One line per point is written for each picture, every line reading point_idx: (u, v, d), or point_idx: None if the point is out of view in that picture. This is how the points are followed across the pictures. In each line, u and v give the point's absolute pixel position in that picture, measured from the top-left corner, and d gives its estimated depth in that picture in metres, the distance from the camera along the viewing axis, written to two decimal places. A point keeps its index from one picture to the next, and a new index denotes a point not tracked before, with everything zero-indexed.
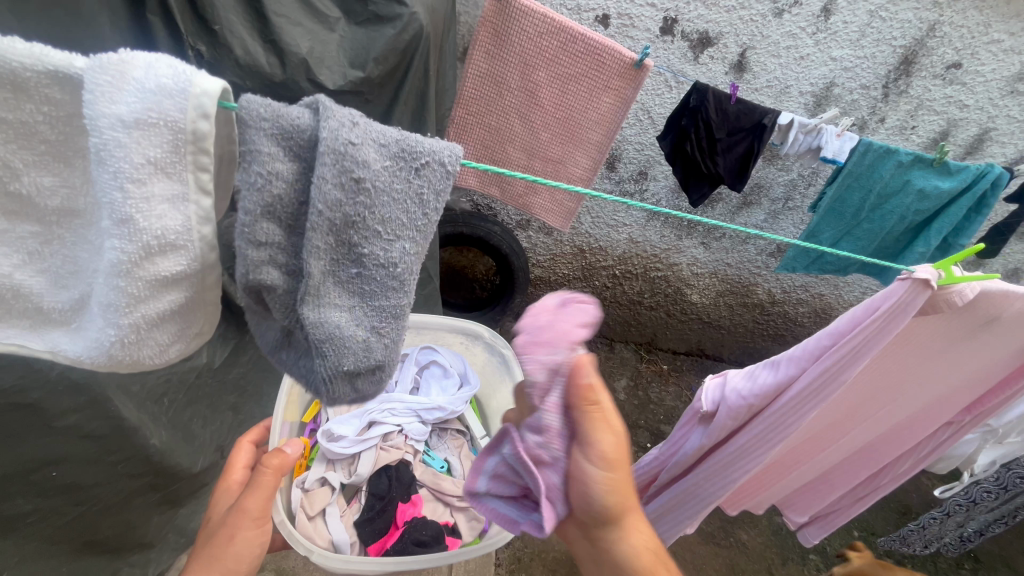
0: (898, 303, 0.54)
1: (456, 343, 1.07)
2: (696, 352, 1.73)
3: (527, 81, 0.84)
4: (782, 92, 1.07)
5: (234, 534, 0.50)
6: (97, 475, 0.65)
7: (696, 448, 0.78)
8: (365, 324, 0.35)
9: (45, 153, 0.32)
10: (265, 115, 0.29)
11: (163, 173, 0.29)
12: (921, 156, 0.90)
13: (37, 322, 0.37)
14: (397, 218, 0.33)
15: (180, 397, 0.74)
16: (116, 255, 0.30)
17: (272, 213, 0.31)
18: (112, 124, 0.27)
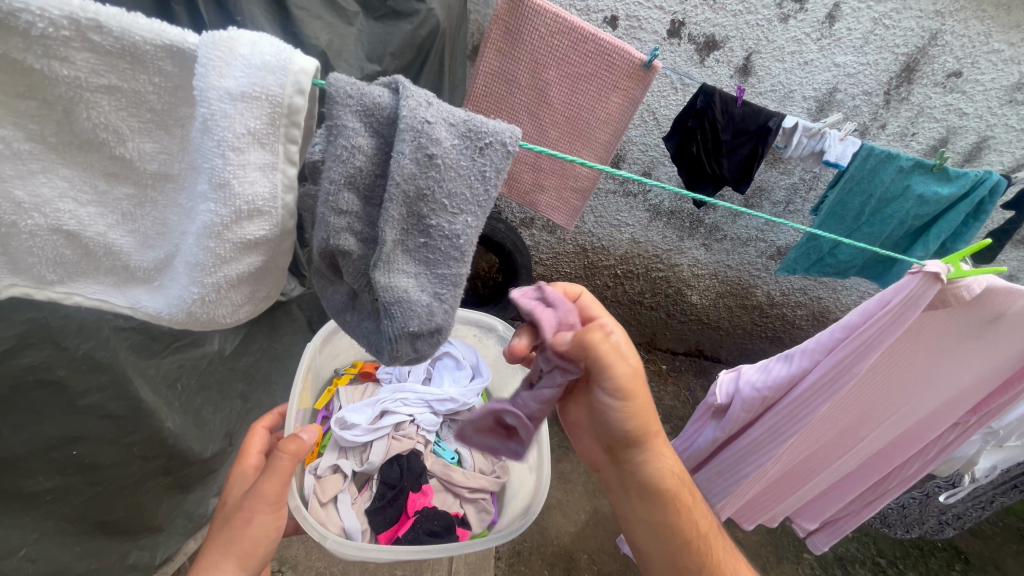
0: (909, 296, 0.56)
1: (469, 334, 1.09)
2: (694, 352, 1.74)
3: (538, 80, 0.85)
4: (786, 96, 1.09)
5: (251, 518, 0.50)
6: (113, 456, 0.66)
7: (710, 441, 0.83)
8: (426, 290, 0.39)
9: (150, 121, 0.35)
10: (351, 93, 0.33)
11: (259, 143, 0.32)
12: (920, 161, 0.92)
13: (121, 279, 0.42)
14: (461, 194, 0.36)
15: (193, 384, 0.74)
16: (210, 216, 0.34)
17: (353, 185, 0.35)
18: (220, 97, 0.30)
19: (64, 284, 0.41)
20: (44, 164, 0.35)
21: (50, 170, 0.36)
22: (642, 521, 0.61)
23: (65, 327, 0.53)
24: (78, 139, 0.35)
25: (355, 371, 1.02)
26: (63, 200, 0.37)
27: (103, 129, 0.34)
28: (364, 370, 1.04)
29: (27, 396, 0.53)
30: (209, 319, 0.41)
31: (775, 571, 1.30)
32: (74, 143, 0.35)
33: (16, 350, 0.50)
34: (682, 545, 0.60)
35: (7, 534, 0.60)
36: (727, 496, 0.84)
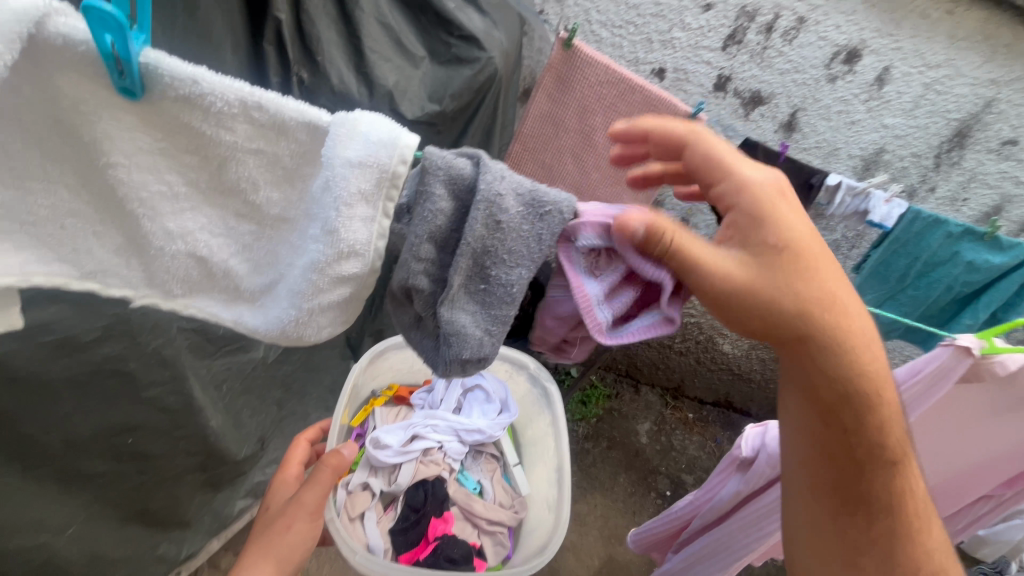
0: (942, 367, 0.57)
1: (501, 369, 1.08)
2: (723, 403, 1.68)
3: (584, 124, 0.90)
4: (831, 153, 1.11)
5: (291, 524, 0.54)
6: (163, 446, 0.70)
7: (733, 495, 0.78)
8: (480, 325, 0.42)
9: (280, 177, 0.39)
10: (440, 165, 0.38)
11: (364, 201, 0.36)
12: (971, 228, 0.90)
13: (231, 298, 0.46)
14: (521, 252, 0.39)
15: (237, 386, 0.79)
16: (317, 254, 0.38)
17: (433, 238, 0.39)
18: (342, 164, 0.35)
19: (185, 297, 0.46)
20: (194, 204, 0.41)
21: (196, 208, 0.41)
22: (791, 417, 0.51)
23: (141, 324, 0.58)
24: (221, 186, 0.40)
25: (389, 394, 1.05)
26: (201, 232, 0.42)
27: (245, 181, 0.39)
28: (399, 394, 1.06)
29: (101, 382, 0.58)
30: (298, 337, 0.44)
31: None
32: (219, 190, 0.40)
33: (100, 340, 0.55)
34: (834, 459, 0.48)
35: (60, 511, 0.63)
36: (748, 553, 0.78)
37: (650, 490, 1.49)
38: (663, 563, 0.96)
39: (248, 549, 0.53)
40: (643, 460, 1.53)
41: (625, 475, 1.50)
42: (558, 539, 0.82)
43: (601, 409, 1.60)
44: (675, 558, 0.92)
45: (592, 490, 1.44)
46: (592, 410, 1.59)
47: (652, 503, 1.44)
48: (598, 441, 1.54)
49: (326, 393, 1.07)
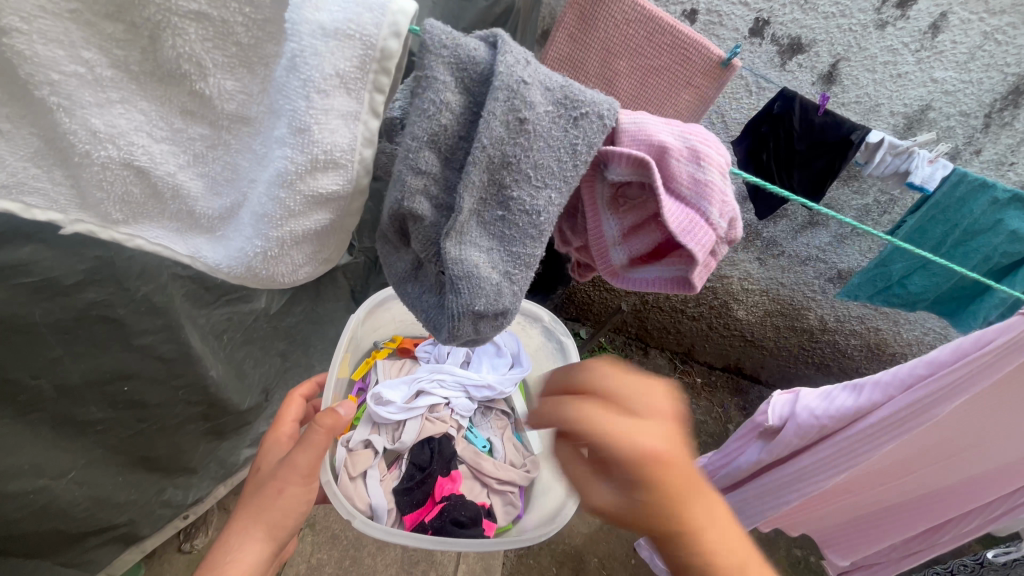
0: (1012, 341, 0.53)
1: (513, 323, 1.05)
2: (732, 369, 1.66)
3: (607, 69, 0.81)
4: (872, 109, 1.00)
5: (283, 487, 0.52)
6: (160, 396, 0.69)
7: (753, 462, 0.78)
8: (498, 267, 0.38)
9: (234, 56, 0.35)
10: (446, 42, 0.32)
11: (345, 88, 0.32)
12: (1022, 194, 0.82)
13: (185, 228, 0.44)
14: (549, 166, 0.35)
15: (238, 337, 0.77)
16: (285, 164, 0.34)
17: (435, 144, 0.34)
18: (313, 31, 0.30)
19: (128, 227, 0.43)
20: (124, 95, 0.36)
21: (128, 101, 0.36)
22: None
23: (127, 269, 0.55)
24: (161, 71, 0.36)
25: (394, 345, 1.03)
26: (137, 133, 0.37)
27: (185, 60, 0.34)
28: (403, 346, 1.04)
29: (89, 329, 0.56)
30: (268, 277, 0.43)
31: None
32: (155, 75, 0.36)
33: (82, 285, 0.52)
34: None
35: (59, 455, 0.63)
36: (765, 517, 0.80)
37: None
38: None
39: (238, 515, 0.51)
40: None
41: None
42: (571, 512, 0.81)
43: None
44: None
45: None
46: None
47: None
48: None
49: (331, 345, 1.05)
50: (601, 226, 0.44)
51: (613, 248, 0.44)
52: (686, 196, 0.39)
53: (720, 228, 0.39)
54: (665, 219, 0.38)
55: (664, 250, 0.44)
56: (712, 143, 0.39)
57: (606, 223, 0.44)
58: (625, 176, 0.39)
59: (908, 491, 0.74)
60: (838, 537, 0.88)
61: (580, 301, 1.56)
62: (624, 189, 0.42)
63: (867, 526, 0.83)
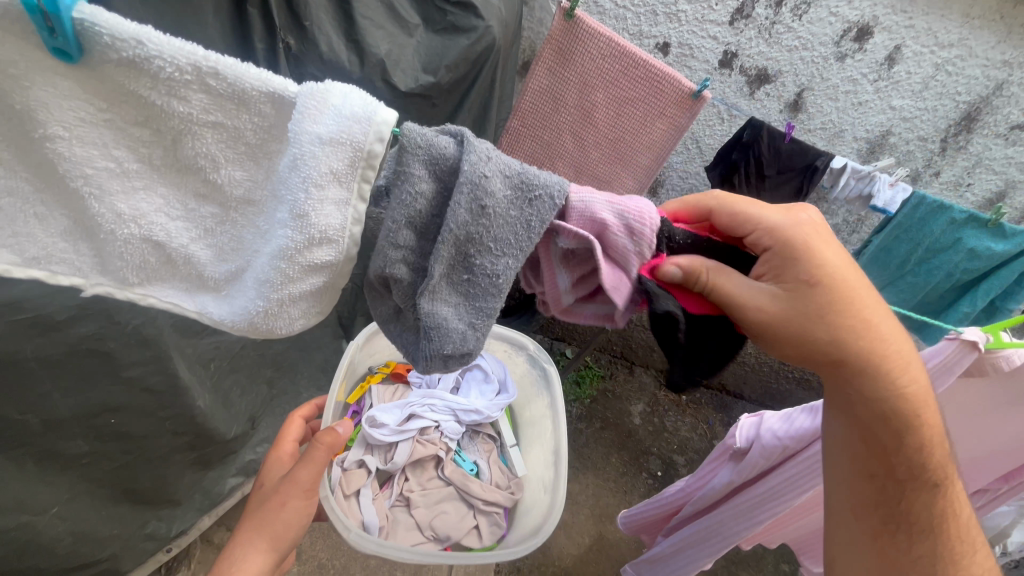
0: (946, 362, 0.55)
1: (500, 350, 1.08)
2: (716, 386, 1.70)
3: (585, 100, 0.86)
4: (836, 135, 1.07)
5: (286, 501, 0.54)
6: (146, 427, 0.69)
7: (725, 484, 0.77)
8: (463, 319, 0.40)
9: (244, 152, 0.37)
10: (421, 143, 0.35)
11: (338, 182, 0.34)
12: (975, 215, 0.87)
13: (193, 286, 0.45)
14: (507, 238, 0.37)
15: (225, 365, 0.78)
16: (285, 242, 0.36)
17: (412, 224, 0.37)
18: (311, 140, 0.33)
19: (144, 287, 0.43)
20: (146, 182, 0.39)
21: (150, 187, 0.39)
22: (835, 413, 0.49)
23: (119, 303, 0.56)
24: (179, 162, 0.38)
25: (387, 371, 1.04)
26: (157, 215, 0.40)
27: (203, 158, 0.37)
28: (398, 370, 1.05)
29: (79, 362, 0.57)
30: (268, 330, 0.42)
31: None
32: (175, 167, 0.38)
33: (74, 319, 0.53)
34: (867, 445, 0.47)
35: (43, 490, 0.63)
36: (738, 539, 0.77)
37: (641, 470, 1.49)
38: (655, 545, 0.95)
39: (243, 527, 0.53)
40: (635, 440, 1.54)
41: (617, 454, 1.50)
42: (554, 522, 0.81)
43: (595, 390, 1.60)
44: (664, 542, 0.92)
45: (583, 470, 1.45)
46: (586, 390, 1.59)
47: (643, 482, 1.45)
48: (591, 422, 1.54)
49: (319, 372, 1.05)
50: (555, 280, 0.45)
51: (565, 296, 0.46)
52: (618, 260, 0.41)
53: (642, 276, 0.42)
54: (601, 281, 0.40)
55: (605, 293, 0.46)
56: (646, 214, 0.40)
57: (558, 276, 0.45)
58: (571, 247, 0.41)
59: None
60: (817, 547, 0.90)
61: (566, 321, 1.59)
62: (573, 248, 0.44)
63: None
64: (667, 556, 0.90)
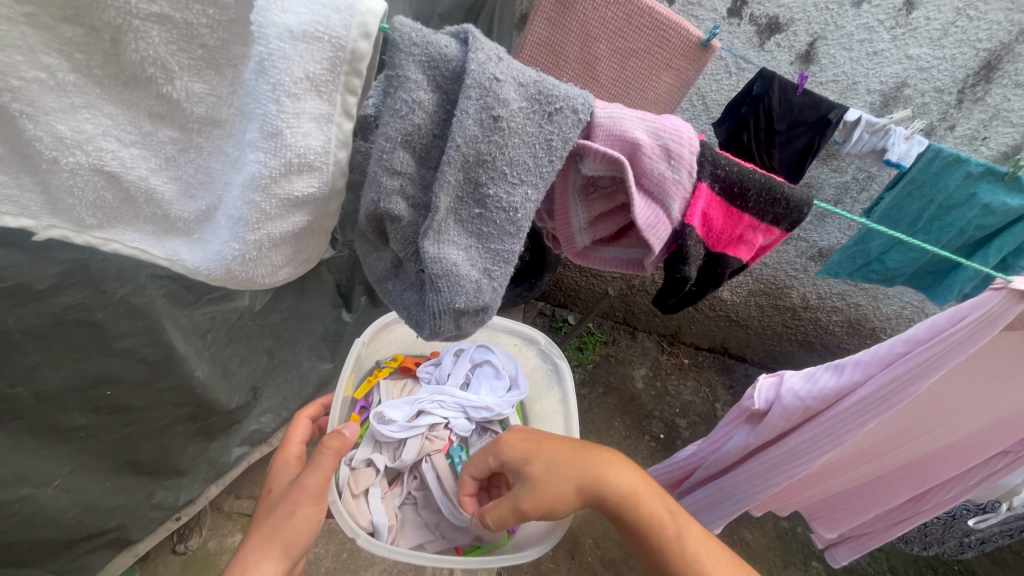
0: (988, 315, 0.52)
1: (510, 344, 1.06)
2: (718, 349, 1.69)
3: (587, 53, 0.80)
4: (849, 88, 1.01)
5: (295, 509, 0.54)
6: (144, 399, 0.68)
7: (741, 447, 0.76)
8: (477, 265, 0.38)
9: (201, 59, 0.36)
10: (416, 41, 0.33)
11: (316, 91, 0.33)
12: (992, 167, 0.83)
13: (162, 229, 0.44)
14: (523, 162, 0.36)
15: (222, 335, 0.76)
16: (259, 168, 0.34)
17: (409, 143, 0.35)
18: (280, 34, 0.30)
19: (104, 231, 0.43)
20: (88, 99, 0.36)
21: (94, 106, 0.37)
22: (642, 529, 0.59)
23: (103, 270, 0.53)
24: (125, 74, 0.36)
25: (395, 365, 1.02)
26: (106, 138, 0.38)
27: (151, 64, 0.35)
28: (404, 365, 1.03)
29: (66, 334, 0.55)
30: (248, 279, 0.42)
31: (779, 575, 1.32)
32: (120, 78, 0.36)
33: (56, 289, 0.51)
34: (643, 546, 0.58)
35: (43, 463, 0.62)
36: (751, 502, 0.78)
37: (644, 433, 1.50)
38: None
39: (253, 534, 0.53)
40: (638, 404, 1.54)
41: (620, 419, 1.50)
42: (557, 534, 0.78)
43: (597, 356, 1.60)
44: None
45: (587, 434, 1.45)
46: (589, 356, 1.58)
47: (645, 445, 1.46)
48: (594, 387, 1.54)
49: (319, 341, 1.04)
50: (568, 215, 0.44)
51: (579, 234, 0.45)
52: (651, 192, 0.40)
53: (682, 221, 0.42)
54: (634, 214, 0.40)
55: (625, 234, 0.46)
56: (685, 137, 0.39)
57: (576, 212, 0.44)
58: (596, 171, 0.39)
59: (895, 461, 0.76)
60: (826, 510, 0.91)
61: (567, 288, 1.57)
62: (594, 179, 0.43)
63: (854, 500, 0.85)
64: None
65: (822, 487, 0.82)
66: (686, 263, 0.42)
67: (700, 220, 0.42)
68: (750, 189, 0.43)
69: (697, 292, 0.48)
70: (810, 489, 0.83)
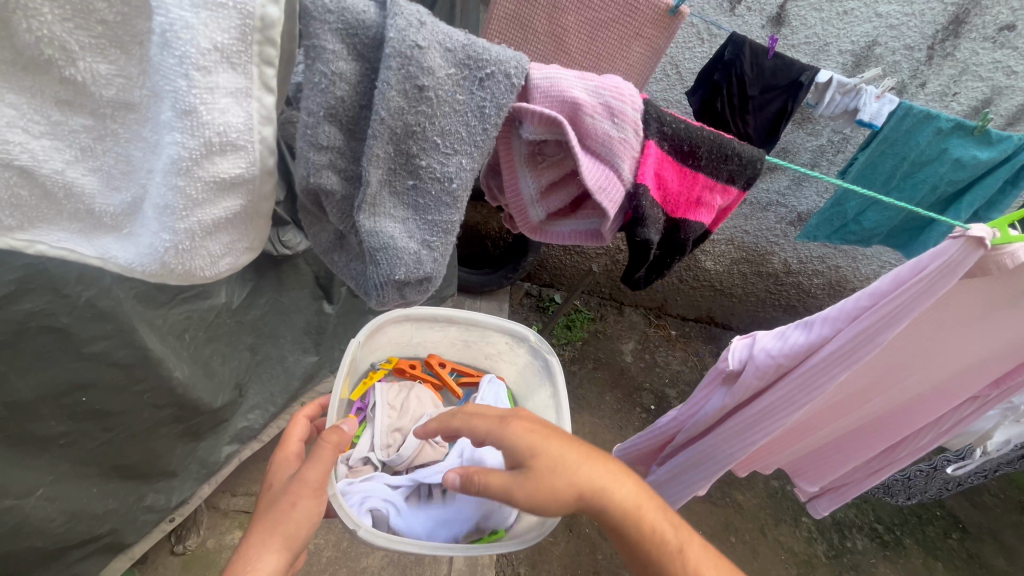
0: (947, 262, 0.54)
1: (501, 342, 1.03)
2: (705, 319, 1.72)
3: (555, 25, 0.78)
4: (820, 49, 1.00)
5: (295, 502, 0.55)
6: (123, 403, 0.67)
7: (718, 409, 0.77)
8: (415, 237, 0.38)
9: (101, 36, 0.32)
10: (330, 6, 0.32)
11: (228, 64, 0.31)
12: (962, 123, 0.84)
13: (88, 227, 0.40)
14: (456, 132, 0.36)
15: (200, 334, 0.75)
16: (177, 151, 0.32)
17: (334, 116, 0.34)
18: (179, 2, 0.29)
19: (28, 230, 0.39)
20: None
21: None
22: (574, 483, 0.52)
23: (64, 274, 0.52)
24: None
25: (389, 367, 1.03)
26: (10, 130, 0.33)
27: (44, 43, 0.31)
28: (398, 367, 1.05)
29: (32, 341, 0.54)
30: (186, 272, 0.40)
31: (771, 532, 1.37)
32: None
33: (15, 296, 0.50)
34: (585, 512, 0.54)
35: (23, 473, 0.61)
36: (731, 461, 0.80)
37: (635, 405, 1.51)
38: (646, 476, 0.96)
39: (253, 530, 0.53)
40: (628, 377, 1.55)
41: (611, 393, 1.52)
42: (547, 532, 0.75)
43: (586, 332, 1.61)
44: (657, 473, 0.93)
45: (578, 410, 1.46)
46: (577, 333, 1.59)
47: (637, 417, 1.47)
48: (583, 363, 1.55)
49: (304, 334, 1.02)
50: (518, 184, 0.44)
51: (531, 207, 0.44)
52: (598, 154, 0.40)
53: (633, 181, 0.41)
54: (581, 175, 0.39)
55: (579, 202, 0.46)
56: (627, 95, 0.39)
57: (524, 180, 0.43)
58: (538, 134, 0.39)
59: (869, 411, 0.78)
60: (806, 463, 0.92)
61: (552, 267, 1.57)
62: (541, 144, 0.42)
63: (832, 452, 0.87)
64: (660, 485, 0.92)
65: (800, 441, 0.84)
66: (642, 226, 0.41)
67: (654, 181, 0.42)
68: (701, 146, 0.43)
69: (664, 258, 0.48)
70: (788, 445, 0.85)
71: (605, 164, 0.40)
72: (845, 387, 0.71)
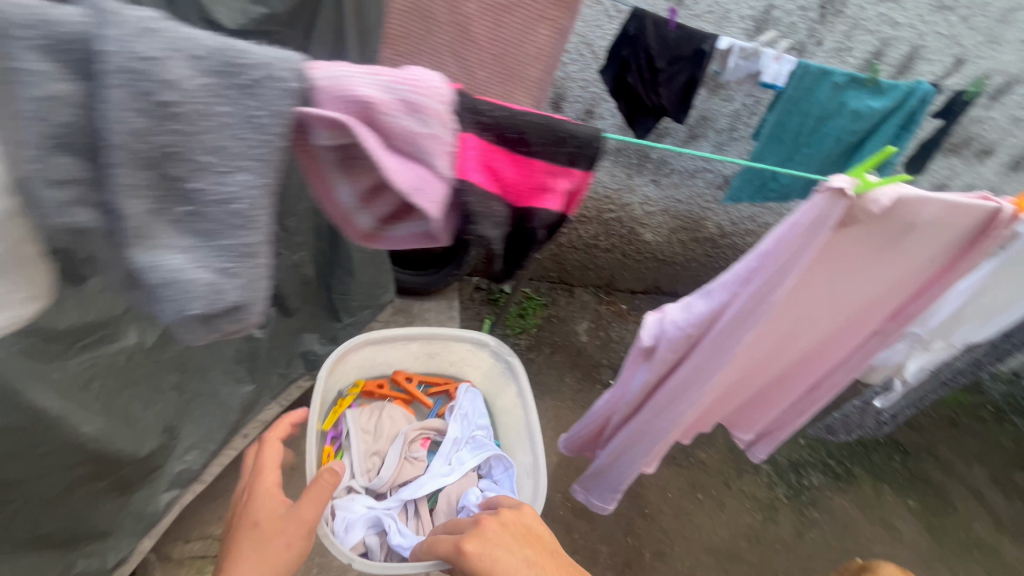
0: (819, 216, 0.54)
1: (464, 350, 1.12)
2: (653, 290, 1.76)
3: (457, 14, 0.76)
4: (723, 17, 1.02)
5: (278, 533, 0.57)
6: (25, 469, 0.61)
7: (643, 385, 0.78)
8: (204, 267, 0.31)
9: None
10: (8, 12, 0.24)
11: None
12: (854, 76, 0.89)
13: None
14: (227, 146, 0.29)
15: (113, 380, 0.69)
16: None
17: (60, 144, 0.27)
18: None
19: None
20: None
21: None
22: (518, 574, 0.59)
23: None
24: None
25: (358, 391, 1.10)
26: None
27: None
28: (367, 389, 1.11)
29: None
30: None
31: (736, 483, 1.43)
32: None
33: None
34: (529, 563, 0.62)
35: None
36: (666, 432, 0.82)
37: (595, 382, 1.54)
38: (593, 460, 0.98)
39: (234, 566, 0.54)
40: (585, 356, 1.58)
41: (571, 373, 1.54)
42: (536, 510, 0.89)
43: (539, 319, 1.61)
44: (603, 454, 0.94)
45: (540, 396, 1.47)
46: (531, 321, 1.59)
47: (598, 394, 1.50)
48: (540, 349, 1.56)
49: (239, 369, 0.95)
50: (333, 195, 0.38)
51: (355, 215, 0.40)
52: (411, 152, 0.36)
53: (458, 177, 0.39)
54: (393, 179, 0.35)
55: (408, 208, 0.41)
56: (426, 85, 0.35)
57: (338, 189, 0.38)
58: (334, 141, 0.33)
59: (784, 360, 0.81)
60: (740, 415, 0.97)
61: None
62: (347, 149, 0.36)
63: (760, 401, 0.92)
64: (607, 465, 0.94)
65: (732, 397, 0.88)
66: (472, 221, 0.43)
67: (485, 171, 0.41)
68: (529, 131, 0.41)
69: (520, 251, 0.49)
70: (722, 403, 0.89)
71: (421, 161, 0.36)
72: (757, 343, 0.74)
